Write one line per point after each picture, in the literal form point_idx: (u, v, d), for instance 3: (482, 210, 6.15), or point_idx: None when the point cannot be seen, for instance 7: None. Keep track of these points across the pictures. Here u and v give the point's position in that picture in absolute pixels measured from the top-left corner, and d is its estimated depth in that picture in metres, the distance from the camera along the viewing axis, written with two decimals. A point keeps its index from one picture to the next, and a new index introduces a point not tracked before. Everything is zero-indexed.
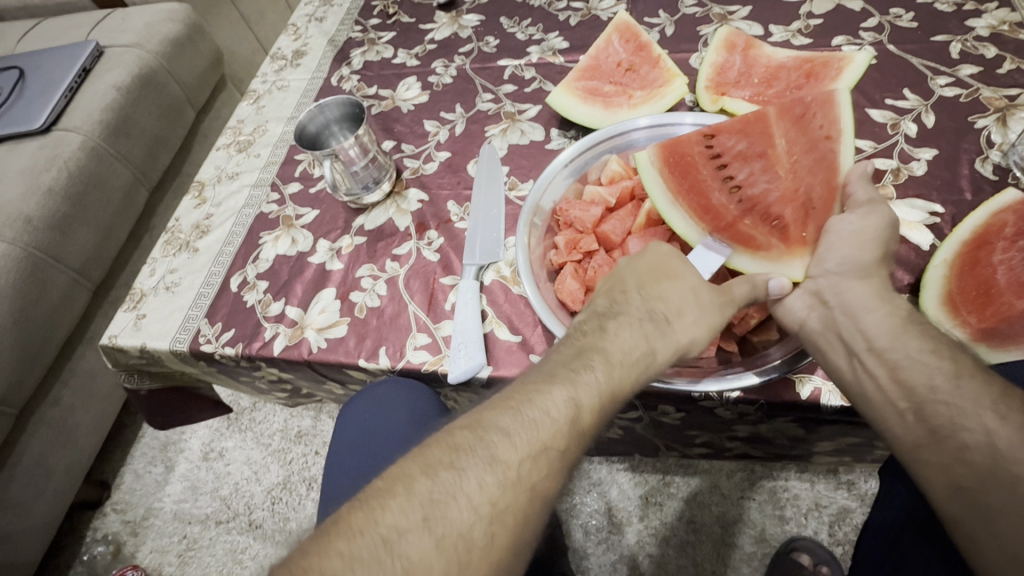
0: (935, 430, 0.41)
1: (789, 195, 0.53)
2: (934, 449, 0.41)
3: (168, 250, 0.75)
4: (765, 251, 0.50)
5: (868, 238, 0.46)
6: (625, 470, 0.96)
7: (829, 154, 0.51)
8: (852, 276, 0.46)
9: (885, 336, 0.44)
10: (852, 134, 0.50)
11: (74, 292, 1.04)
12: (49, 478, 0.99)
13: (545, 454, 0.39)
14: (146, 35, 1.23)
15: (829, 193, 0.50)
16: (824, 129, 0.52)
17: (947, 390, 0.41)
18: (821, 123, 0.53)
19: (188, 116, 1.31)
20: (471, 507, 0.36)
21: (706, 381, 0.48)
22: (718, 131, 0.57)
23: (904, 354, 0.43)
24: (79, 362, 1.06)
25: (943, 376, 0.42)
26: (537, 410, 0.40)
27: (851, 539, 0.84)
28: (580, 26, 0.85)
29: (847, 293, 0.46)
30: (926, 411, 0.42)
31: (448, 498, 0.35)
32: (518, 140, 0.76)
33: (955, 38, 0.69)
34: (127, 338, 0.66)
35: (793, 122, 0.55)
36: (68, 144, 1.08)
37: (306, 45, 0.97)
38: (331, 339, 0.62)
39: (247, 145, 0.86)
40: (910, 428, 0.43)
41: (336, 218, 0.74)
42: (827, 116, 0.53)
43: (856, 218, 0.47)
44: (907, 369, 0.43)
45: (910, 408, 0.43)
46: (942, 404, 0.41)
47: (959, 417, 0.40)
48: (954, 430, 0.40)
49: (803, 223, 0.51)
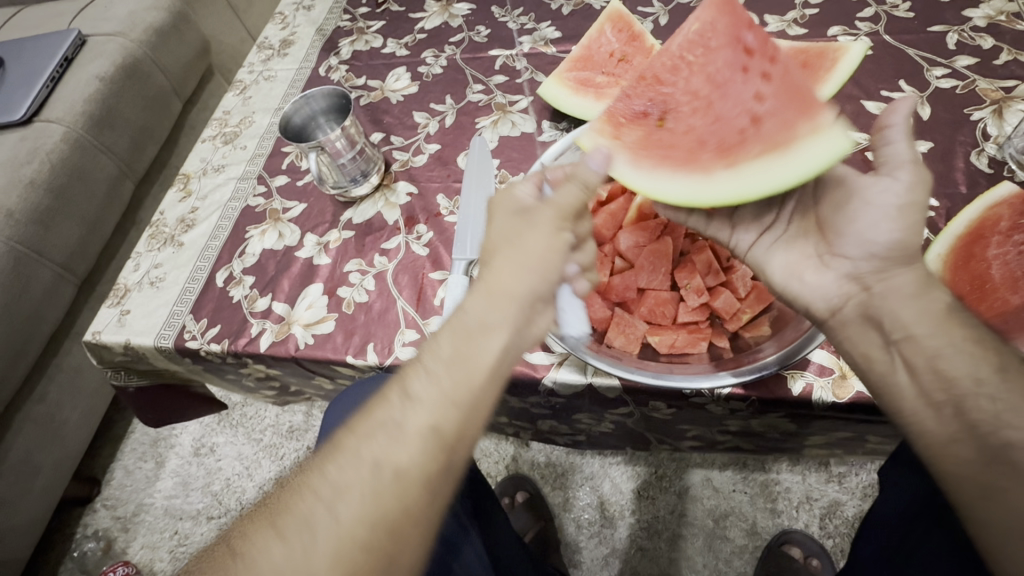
0: (972, 425, 0.36)
1: (687, 113, 0.49)
2: (968, 445, 0.36)
3: (152, 244, 0.74)
4: (620, 142, 0.49)
5: (914, 216, 0.42)
6: (617, 464, 0.95)
7: (751, 125, 0.44)
8: (897, 262, 0.43)
9: (927, 323, 0.39)
10: (814, 135, 0.40)
11: (59, 287, 1.02)
12: (37, 474, 0.98)
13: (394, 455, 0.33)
14: (130, 24, 1.21)
15: (691, 152, 0.46)
16: (768, 90, 0.44)
17: (994, 383, 0.36)
18: (779, 88, 0.44)
19: (175, 106, 1.29)
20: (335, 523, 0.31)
21: (697, 378, 0.48)
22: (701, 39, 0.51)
23: (947, 343, 0.38)
24: (65, 358, 1.05)
25: (989, 369, 0.37)
26: (393, 417, 0.34)
27: (842, 532, 0.85)
28: (572, 15, 0.84)
29: (895, 277, 0.43)
30: (966, 406, 0.36)
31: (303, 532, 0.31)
32: (509, 131, 0.74)
33: (952, 29, 0.68)
34: (111, 334, 0.65)
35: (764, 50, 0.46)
36: (50, 135, 1.05)
37: (293, 34, 0.95)
38: (318, 335, 0.61)
39: (233, 136, 0.84)
40: (945, 422, 0.37)
41: (324, 212, 0.72)
42: (790, 107, 0.42)
43: (902, 185, 0.42)
44: (949, 359, 0.38)
45: (949, 401, 0.37)
46: (986, 399, 0.36)
47: (1006, 413, 0.35)
48: (996, 427, 0.35)
49: (666, 146, 0.47)
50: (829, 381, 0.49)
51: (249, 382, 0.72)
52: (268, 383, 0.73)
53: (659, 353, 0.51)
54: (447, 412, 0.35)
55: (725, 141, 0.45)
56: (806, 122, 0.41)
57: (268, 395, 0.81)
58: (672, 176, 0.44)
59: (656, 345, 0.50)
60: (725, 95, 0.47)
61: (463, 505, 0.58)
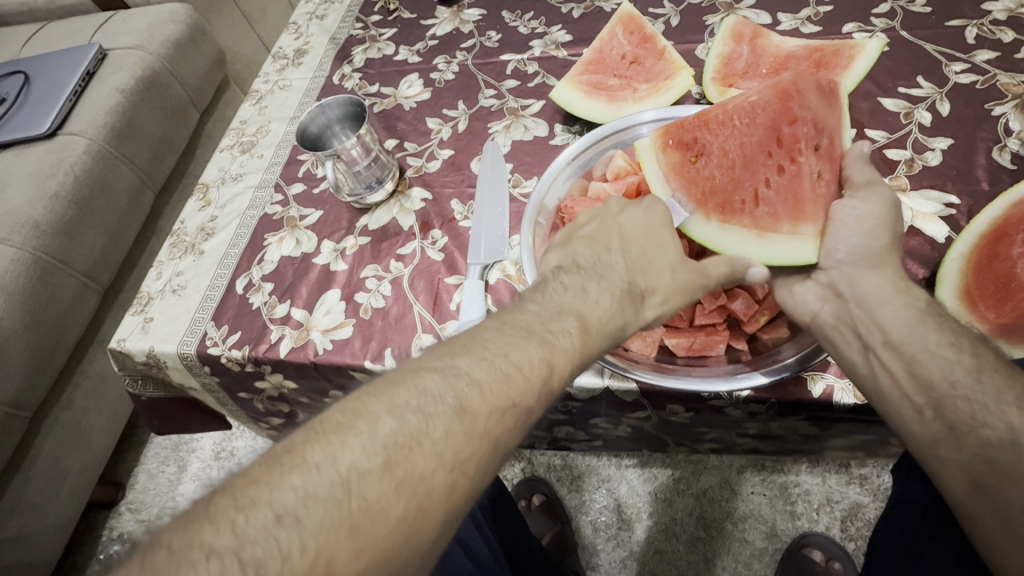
0: (952, 426, 0.39)
1: (721, 159, 0.53)
2: (953, 445, 0.38)
3: (174, 253, 0.75)
4: (661, 162, 0.53)
5: (873, 225, 0.45)
6: (634, 467, 0.95)
7: (761, 211, 0.49)
8: (863, 266, 0.45)
9: (902, 329, 0.43)
10: (799, 246, 0.46)
11: (83, 295, 1.05)
12: (64, 479, 1.00)
13: (512, 407, 0.35)
14: (149, 37, 1.24)
15: (700, 200, 0.51)
16: (775, 194, 0.50)
17: (969, 385, 0.39)
18: (789, 194, 0.49)
19: (192, 117, 1.31)
20: (434, 454, 0.31)
21: (716, 381, 0.47)
22: (778, 106, 0.51)
23: (922, 349, 0.42)
24: (90, 365, 1.07)
25: (963, 371, 0.39)
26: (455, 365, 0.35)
27: (864, 535, 0.84)
28: (583, 18, 0.84)
29: (861, 284, 0.45)
30: (945, 407, 0.39)
31: (412, 442, 0.31)
32: (522, 136, 0.75)
33: (971, 23, 0.67)
34: (135, 341, 0.67)
35: (791, 149, 0.50)
36: (73, 148, 1.08)
37: (307, 43, 0.96)
38: (337, 340, 0.62)
39: (251, 146, 0.86)
40: (928, 425, 0.40)
41: (340, 218, 0.73)
42: (785, 205, 0.49)
43: (858, 203, 0.45)
44: (924, 363, 0.41)
45: (928, 404, 0.40)
46: (964, 400, 0.39)
47: (980, 413, 0.38)
48: (973, 426, 0.38)
49: (694, 182, 0.52)
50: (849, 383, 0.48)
51: (257, 405, 0.74)
52: (278, 406, 0.74)
53: (677, 355, 0.51)
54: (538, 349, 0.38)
55: (728, 203, 0.51)
56: (791, 224, 0.48)
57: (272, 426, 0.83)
58: (685, 213, 0.50)
59: (674, 347, 0.50)
60: (756, 173, 0.51)
61: (481, 506, 0.58)
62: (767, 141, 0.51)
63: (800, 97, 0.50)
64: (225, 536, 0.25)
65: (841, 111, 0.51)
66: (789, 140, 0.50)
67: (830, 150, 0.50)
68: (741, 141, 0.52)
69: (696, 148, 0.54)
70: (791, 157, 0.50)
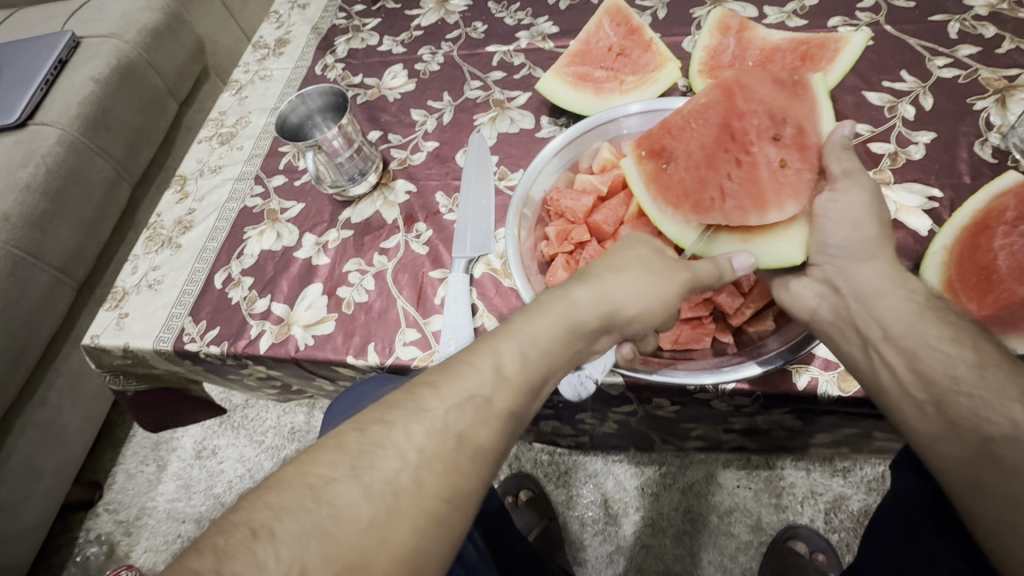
0: (951, 422, 0.37)
1: (686, 160, 0.51)
2: (953, 441, 0.37)
3: (150, 247, 0.73)
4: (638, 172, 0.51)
5: (859, 217, 0.44)
6: (620, 462, 0.95)
7: (733, 206, 0.48)
8: (857, 258, 0.44)
9: (901, 324, 0.41)
10: (777, 245, 0.46)
11: (57, 291, 1.02)
12: (38, 479, 0.97)
13: (472, 401, 0.33)
14: (124, 25, 1.20)
15: (673, 201, 0.50)
16: (742, 187, 0.48)
17: (971, 380, 0.37)
18: (755, 184, 0.48)
19: (170, 108, 1.28)
20: (401, 454, 0.30)
21: (703, 374, 0.46)
22: (728, 103, 0.52)
23: (922, 342, 0.40)
24: (64, 362, 1.04)
25: (966, 366, 0.38)
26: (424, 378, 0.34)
27: (847, 527, 0.84)
28: (570, 10, 0.83)
29: (855, 277, 0.44)
30: (946, 403, 0.38)
31: (377, 447, 0.30)
32: (508, 128, 0.74)
33: (953, 18, 0.68)
34: (109, 338, 0.64)
35: (744, 142, 0.50)
36: (45, 138, 1.04)
37: (288, 33, 0.94)
38: (318, 335, 0.61)
39: (230, 137, 0.84)
40: (928, 420, 0.39)
41: (322, 211, 0.72)
42: (750, 197, 0.47)
43: (840, 195, 0.45)
44: (925, 358, 0.39)
45: (930, 400, 0.39)
46: (965, 396, 0.37)
47: (983, 409, 0.36)
48: (977, 422, 0.36)
49: (670, 188, 0.50)
50: (834, 375, 0.48)
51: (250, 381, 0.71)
52: (270, 383, 0.72)
53: (663, 349, 0.51)
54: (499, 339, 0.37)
55: (698, 202, 0.49)
56: (759, 215, 0.46)
57: (270, 391, 0.80)
58: (663, 219, 0.49)
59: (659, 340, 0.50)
60: (720, 170, 0.50)
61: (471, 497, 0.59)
62: (725, 138, 0.51)
63: (744, 94, 0.51)
64: (204, 561, 0.24)
65: (812, 101, 0.50)
66: (741, 134, 0.51)
67: (794, 137, 0.49)
68: (700, 141, 0.52)
69: (664, 155, 0.53)
70: (746, 150, 0.50)
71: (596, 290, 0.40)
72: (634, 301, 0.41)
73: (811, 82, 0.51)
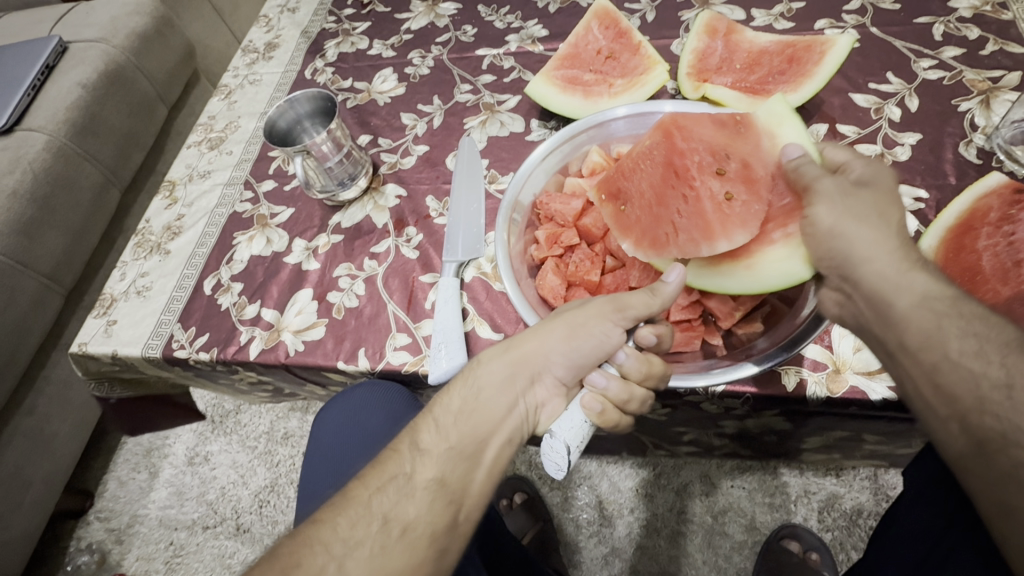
0: (980, 445, 0.33)
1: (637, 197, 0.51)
2: (982, 466, 0.33)
3: (138, 253, 0.73)
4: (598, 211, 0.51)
5: (861, 212, 0.40)
6: (614, 464, 0.95)
7: (686, 238, 0.47)
8: (862, 258, 0.39)
9: (917, 333, 0.36)
10: (776, 269, 0.44)
11: (45, 297, 1.01)
12: (27, 489, 0.96)
13: (394, 482, 0.38)
14: (112, 30, 1.19)
15: (631, 236, 0.49)
16: (690, 222, 0.48)
17: (998, 400, 0.32)
18: (704, 217, 0.47)
19: (160, 112, 1.28)
20: (326, 549, 0.35)
21: (694, 376, 0.46)
22: (671, 136, 0.51)
23: (942, 356, 0.35)
24: (53, 370, 1.04)
25: (991, 384, 0.32)
26: (378, 477, 0.39)
27: (841, 525, 0.85)
28: (559, 13, 0.83)
29: (861, 282, 0.39)
30: (971, 423, 0.33)
31: (307, 546, 0.35)
32: (498, 131, 0.74)
33: (938, 20, 0.68)
34: (97, 345, 0.64)
35: (689, 178, 0.50)
36: (33, 144, 1.04)
37: (278, 37, 0.94)
38: (308, 341, 0.60)
39: (219, 142, 0.83)
40: (955, 438, 0.34)
41: (312, 216, 0.72)
42: (699, 228, 0.47)
43: (828, 199, 0.41)
44: (947, 373, 0.34)
45: (953, 417, 0.34)
46: (991, 416, 0.32)
47: (1013, 432, 0.31)
48: (1004, 445, 0.31)
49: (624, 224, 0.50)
50: (822, 376, 0.49)
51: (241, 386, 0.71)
52: (262, 387, 0.72)
53: None
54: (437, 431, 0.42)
55: (655, 238, 0.49)
56: (709, 245, 0.45)
57: (262, 397, 0.80)
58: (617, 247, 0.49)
59: None
60: (669, 205, 0.50)
61: None
62: (673, 173, 0.51)
63: (683, 133, 0.51)
64: None
65: (754, 137, 0.49)
66: (684, 169, 0.50)
67: (740, 172, 0.48)
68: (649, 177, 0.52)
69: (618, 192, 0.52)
70: (690, 185, 0.50)
71: (501, 350, 0.45)
72: (539, 345, 0.45)
73: (753, 120, 0.49)
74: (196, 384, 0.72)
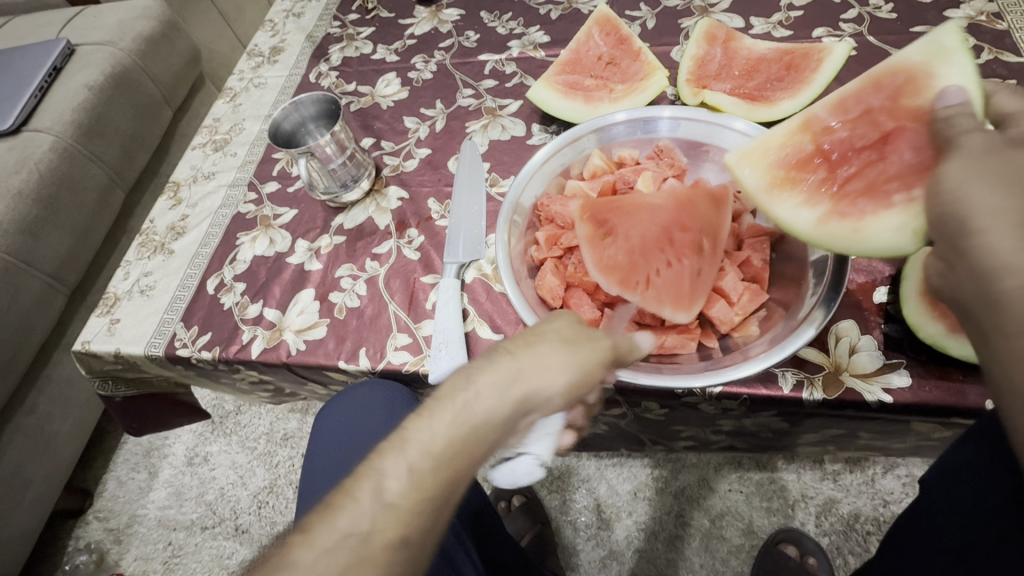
0: None
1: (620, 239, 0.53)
2: None
3: (143, 252, 0.73)
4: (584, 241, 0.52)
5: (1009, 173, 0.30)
6: (612, 466, 0.95)
7: (653, 295, 0.50)
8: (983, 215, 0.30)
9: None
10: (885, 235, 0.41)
11: (49, 297, 1.02)
12: (27, 487, 0.96)
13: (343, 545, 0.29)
14: (119, 33, 1.21)
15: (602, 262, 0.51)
16: (658, 284, 0.50)
17: None
18: (672, 288, 0.50)
19: (165, 115, 1.29)
20: None
21: (692, 377, 0.45)
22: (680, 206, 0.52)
23: None
24: (55, 370, 1.04)
25: None
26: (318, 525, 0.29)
27: (837, 530, 0.85)
28: (561, 20, 0.85)
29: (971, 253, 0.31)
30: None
31: None
32: (499, 135, 0.75)
33: (933, 29, 0.69)
34: (101, 343, 0.65)
35: (679, 251, 0.51)
36: (39, 145, 1.05)
37: (283, 41, 0.95)
38: (310, 340, 0.61)
39: (224, 144, 0.84)
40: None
41: (315, 217, 0.72)
42: (672, 294, 0.49)
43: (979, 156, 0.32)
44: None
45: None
46: None
47: None
48: None
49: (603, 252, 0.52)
50: (818, 378, 0.49)
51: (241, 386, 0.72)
52: (262, 386, 0.72)
53: (650, 354, 0.51)
54: (406, 470, 0.31)
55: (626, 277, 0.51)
56: (672, 310, 0.48)
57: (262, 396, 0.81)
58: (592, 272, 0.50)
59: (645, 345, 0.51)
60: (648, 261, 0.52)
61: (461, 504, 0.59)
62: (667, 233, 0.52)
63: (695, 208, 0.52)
64: None
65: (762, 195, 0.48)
66: (679, 242, 0.51)
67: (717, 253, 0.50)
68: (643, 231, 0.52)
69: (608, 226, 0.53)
70: (677, 257, 0.51)
71: (506, 377, 0.35)
72: (549, 381, 0.36)
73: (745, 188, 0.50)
74: (197, 382, 0.73)
